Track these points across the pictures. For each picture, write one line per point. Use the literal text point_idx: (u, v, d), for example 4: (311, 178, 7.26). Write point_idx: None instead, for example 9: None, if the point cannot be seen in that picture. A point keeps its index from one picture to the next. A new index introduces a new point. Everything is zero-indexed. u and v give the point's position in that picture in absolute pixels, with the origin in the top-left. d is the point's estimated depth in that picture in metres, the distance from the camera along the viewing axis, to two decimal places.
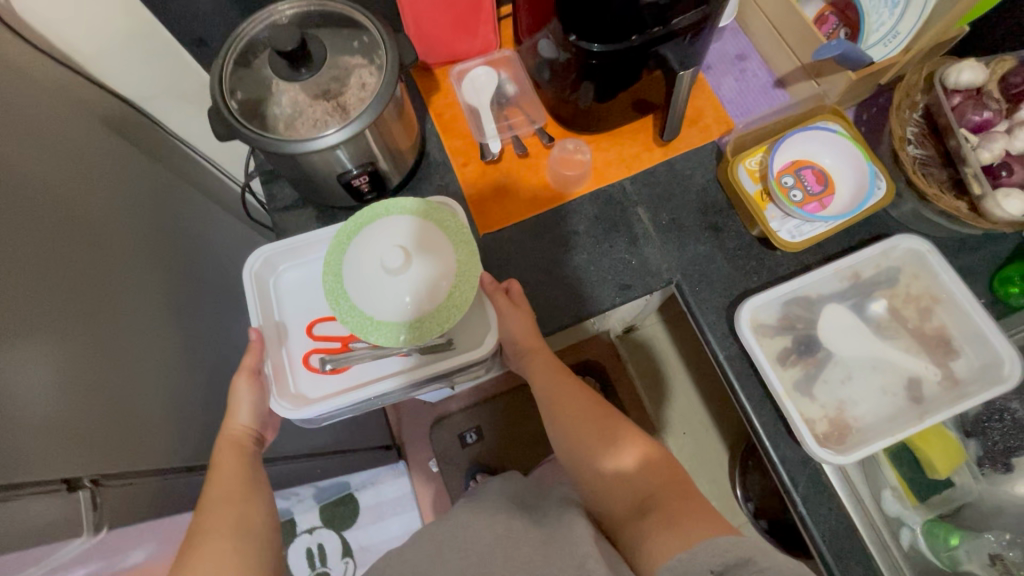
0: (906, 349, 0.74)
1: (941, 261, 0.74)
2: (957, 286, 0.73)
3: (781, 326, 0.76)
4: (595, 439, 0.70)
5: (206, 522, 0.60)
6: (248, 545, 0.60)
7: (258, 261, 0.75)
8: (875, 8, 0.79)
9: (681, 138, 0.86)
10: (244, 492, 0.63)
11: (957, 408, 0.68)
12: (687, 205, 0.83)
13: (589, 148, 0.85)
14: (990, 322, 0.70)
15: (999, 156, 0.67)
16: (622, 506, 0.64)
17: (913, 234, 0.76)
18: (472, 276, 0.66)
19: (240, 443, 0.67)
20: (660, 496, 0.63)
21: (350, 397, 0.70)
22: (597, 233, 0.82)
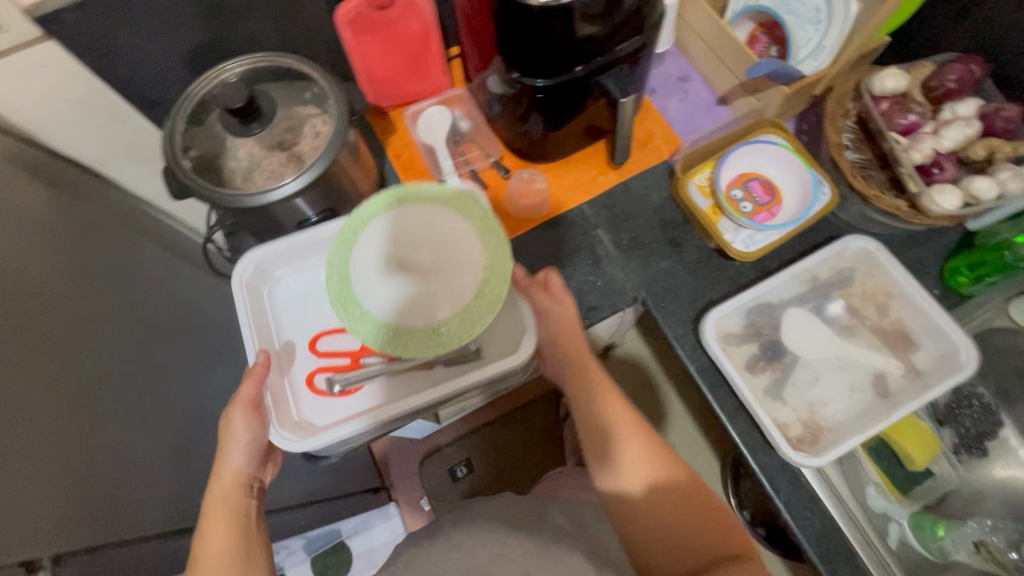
0: (869, 346, 0.76)
1: (890, 258, 0.76)
2: (908, 281, 0.75)
3: (746, 334, 0.78)
4: (627, 471, 0.69)
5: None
6: None
7: (250, 269, 0.73)
8: (801, 25, 0.83)
9: (633, 159, 0.88)
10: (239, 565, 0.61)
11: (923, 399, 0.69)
12: (646, 223, 0.85)
13: (547, 176, 0.87)
14: (943, 313, 0.73)
15: (930, 155, 0.70)
16: (659, 547, 0.66)
17: (861, 235, 0.78)
18: (503, 272, 0.58)
19: (227, 509, 0.65)
20: (688, 537, 0.66)
21: (368, 424, 0.68)
22: (560, 258, 0.83)
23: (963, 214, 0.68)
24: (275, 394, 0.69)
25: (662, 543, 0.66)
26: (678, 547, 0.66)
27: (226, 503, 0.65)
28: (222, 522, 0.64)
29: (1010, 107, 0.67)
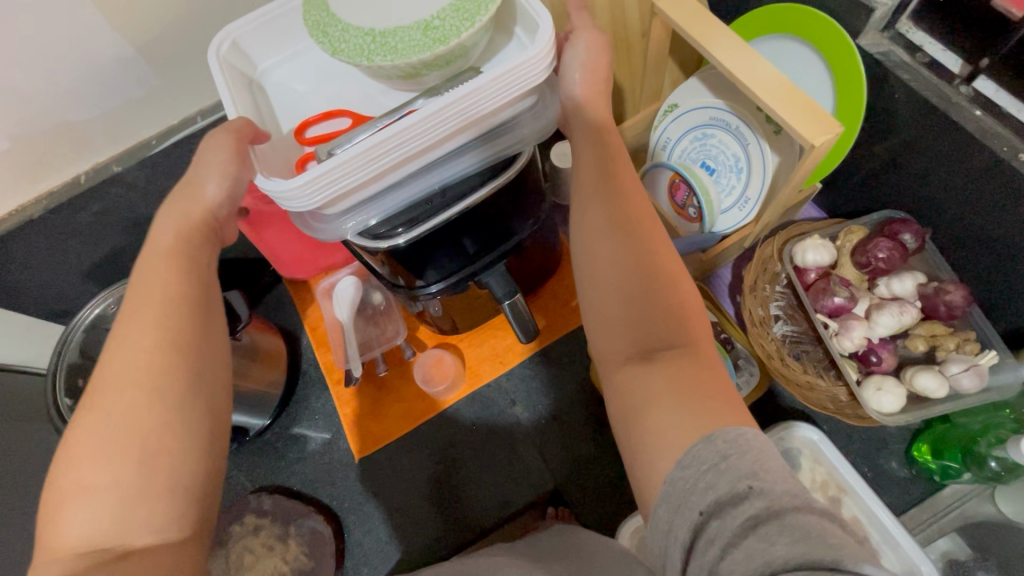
0: None
1: (834, 450, 0.66)
2: (857, 479, 0.65)
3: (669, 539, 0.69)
4: (631, 276, 0.43)
5: (109, 416, 0.39)
6: (193, 409, 0.41)
7: (226, 41, 0.51)
8: (726, 169, 0.73)
9: (553, 324, 0.83)
10: (180, 383, 0.41)
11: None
12: (567, 398, 0.81)
13: (456, 355, 0.83)
14: (898, 524, 0.62)
15: (862, 344, 0.61)
16: (641, 380, 0.40)
17: (805, 420, 0.68)
18: (478, 10, 0.46)
19: (179, 247, 0.46)
20: (685, 371, 0.39)
21: (352, 153, 0.44)
22: (477, 442, 0.81)
23: (907, 417, 0.58)
24: (261, 152, 0.50)
25: (620, 283, 0.43)
26: (637, 283, 0.43)
27: (154, 317, 0.42)
28: (167, 252, 0.46)
29: (953, 291, 0.58)
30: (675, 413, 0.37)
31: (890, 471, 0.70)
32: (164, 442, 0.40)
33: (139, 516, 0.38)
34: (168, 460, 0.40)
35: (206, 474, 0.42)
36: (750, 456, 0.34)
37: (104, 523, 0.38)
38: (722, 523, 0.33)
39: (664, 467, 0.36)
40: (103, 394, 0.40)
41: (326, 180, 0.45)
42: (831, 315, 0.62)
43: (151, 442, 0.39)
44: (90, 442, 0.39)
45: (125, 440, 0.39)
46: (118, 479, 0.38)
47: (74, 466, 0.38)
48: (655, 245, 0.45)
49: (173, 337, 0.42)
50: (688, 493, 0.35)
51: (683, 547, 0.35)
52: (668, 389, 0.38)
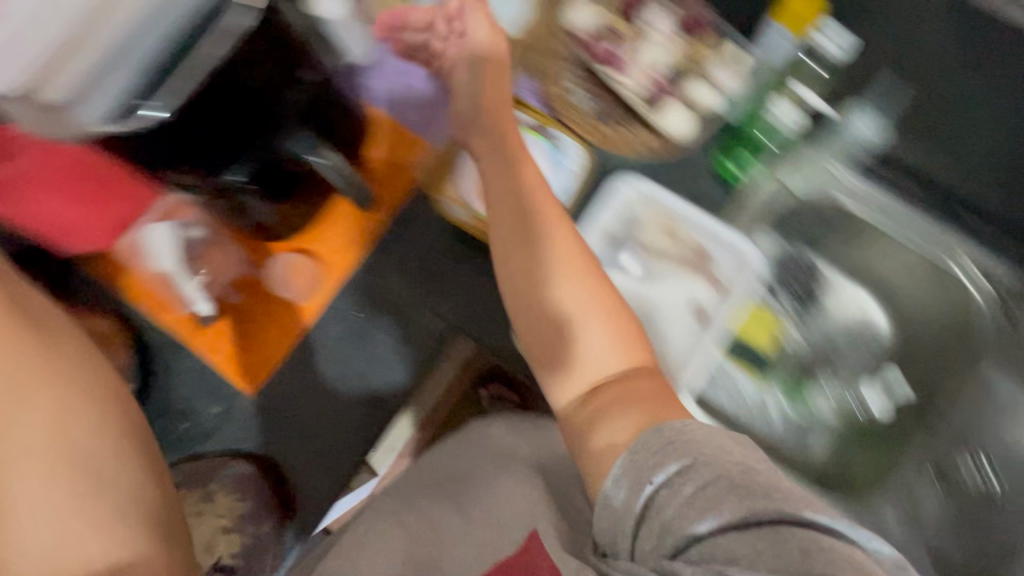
0: (673, 276, 0.73)
1: (661, 190, 0.72)
2: (685, 206, 0.72)
3: None
4: (585, 319, 0.60)
5: (42, 479, 0.54)
6: (110, 428, 0.59)
7: None
8: None
9: (392, 189, 0.78)
10: (70, 429, 0.57)
11: (722, 313, 0.71)
12: (432, 250, 0.74)
13: (305, 255, 0.77)
14: (723, 226, 0.72)
15: (645, 78, 0.72)
16: (589, 339, 0.60)
17: (631, 174, 0.73)
18: None
19: (7, 337, 0.58)
20: (604, 324, 0.61)
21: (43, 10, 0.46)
22: (363, 328, 0.77)
23: (693, 124, 0.72)
24: None
25: (556, 320, 0.61)
26: (586, 313, 0.61)
27: (25, 394, 0.56)
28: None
29: (692, 7, 0.73)
30: (608, 350, 0.60)
31: (718, 191, 0.77)
32: (100, 473, 0.56)
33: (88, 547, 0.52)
34: (95, 488, 0.55)
35: (141, 484, 0.58)
36: (716, 487, 0.48)
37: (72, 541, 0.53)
38: (647, 458, 0.51)
39: (595, 372, 0.59)
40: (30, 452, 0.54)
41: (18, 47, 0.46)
42: (615, 63, 0.72)
43: (64, 474, 0.55)
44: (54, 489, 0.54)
45: (83, 474, 0.55)
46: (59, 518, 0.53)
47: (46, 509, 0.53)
48: (552, 246, 0.63)
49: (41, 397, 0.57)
50: (624, 398, 0.57)
51: (633, 519, 0.50)
52: (605, 354, 0.60)
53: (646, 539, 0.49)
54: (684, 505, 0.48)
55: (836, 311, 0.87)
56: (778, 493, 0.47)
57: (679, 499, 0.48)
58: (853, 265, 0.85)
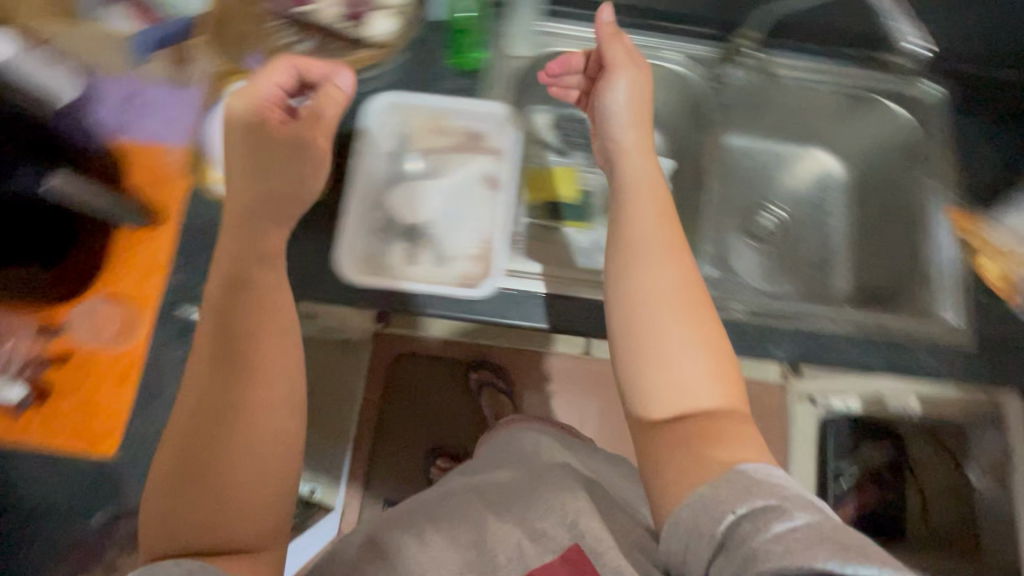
0: (458, 162, 0.81)
1: (409, 95, 0.79)
2: (435, 99, 0.80)
3: (382, 242, 0.76)
4: (692, 366, 0.54)
5: (252, 418, 0.50)
6: (264, 451, 0.50)
7: None
8: None
9: (165, 202, 0.76)
10: (247, 424, 0.49)
11: (506, 167, 0.79)
12: None
13: (110, 299, 0.74)
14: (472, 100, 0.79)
15: (342, 1, 0.72)
16: (666, 347, 0.55)
17: (378, 92, 0.78)
18: None
19: (237, 237, 0.55)
20: (711, 363, 0.55)
21: None
22: (196, 341, 0.72)
23: (396, 30, 0.73)
24: None
25: (665, 359, 0.55)
26: (685, 344, 0.55)
27: (267, 364, 0.52)
28: (265, 324, 0.53)
29: None
30: (697, 353, 0.55)
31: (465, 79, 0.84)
32: (264, 468, 0.49)
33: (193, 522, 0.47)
34: (248, 487, 0.48)
35: (259, 520, 0.49)
36: (810, 530, 0.43)
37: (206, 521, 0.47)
38: (747, 522, 0.45)
39: (644, 371, 0.55)
40: (249, 375, 0.51)
41: None
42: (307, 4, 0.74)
43: (219, 477, 0.48)
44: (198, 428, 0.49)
45: (274, 453, 0.50)
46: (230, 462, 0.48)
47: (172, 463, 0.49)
48: (680, 297, 0.57)
49: (263, 374, 0.51)
50: (688, 382, 0.54)
51: (710, 545, 0.46)
52: (697, 387, 0.54)
53: (719, 567, 0.45)
54: (749, 519, 0.45)
55: (614, 148, 1.04)
56: (863, 545, 0.41)
57: (778, 524, 0.44)
58: None
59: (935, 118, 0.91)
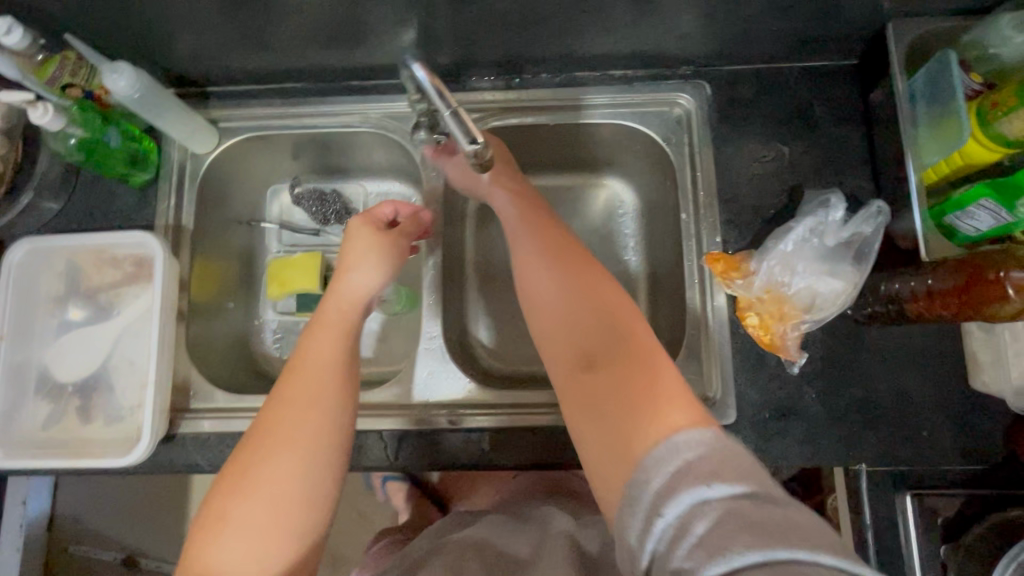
0: (121, 298, 0.73)
1: (47, 240, 0.71)
2: (74, 239, 0.72)
3: (45, 411, 0.69)
4: (603, 314, 0.56)
5: (315, 447, 0.53)
6: (318, 480, 0.52)
7: None
8: None
9: None
10: (302, 451, 0.52)
11: (159, 298, 0.70)
12: None
13: None
14: (108, 232, 0.71)
15: None
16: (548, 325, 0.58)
17: (17, 243, 0.71)
18: None
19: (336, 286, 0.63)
20: (550, 239, 0.63)
21: (12, 308, 0.70)
22: None
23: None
24: None
25: (572, 292, 0.58)
26: (585, 296, 0.57)
27: (312, 382, 0.56)
28: (330, 346, 0.58)
29: None
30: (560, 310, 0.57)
31: (136, 195, 0.76)
32: (304, 500, 0.51)
33: (242, 552, 0.49)
34: (293, 517, 0.51)
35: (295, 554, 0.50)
36: (762, 506, 0.40)
37: (242, 564, 0.49)
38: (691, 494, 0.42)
39: (550, 324, 0.57)
40: (309, 410, 0.54)
41: (36, 372, 0.70)
42: None
43: (281, 502, 0.51)
44: (243, 472, 0.52)
45: (314, 497, 0.52)
46: (270, 504, 0.50)
47: (217, 508, 0.51)
48: (581, 259, 0.60)
49: (343, 339, 0.59)
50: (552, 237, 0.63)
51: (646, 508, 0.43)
52: (598, 346, 0.54)
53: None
54: (664, 546, 0.41)
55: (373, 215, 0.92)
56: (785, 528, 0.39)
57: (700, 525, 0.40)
58: (358, 173, 0.92)
59: (686, 137, 0.77)
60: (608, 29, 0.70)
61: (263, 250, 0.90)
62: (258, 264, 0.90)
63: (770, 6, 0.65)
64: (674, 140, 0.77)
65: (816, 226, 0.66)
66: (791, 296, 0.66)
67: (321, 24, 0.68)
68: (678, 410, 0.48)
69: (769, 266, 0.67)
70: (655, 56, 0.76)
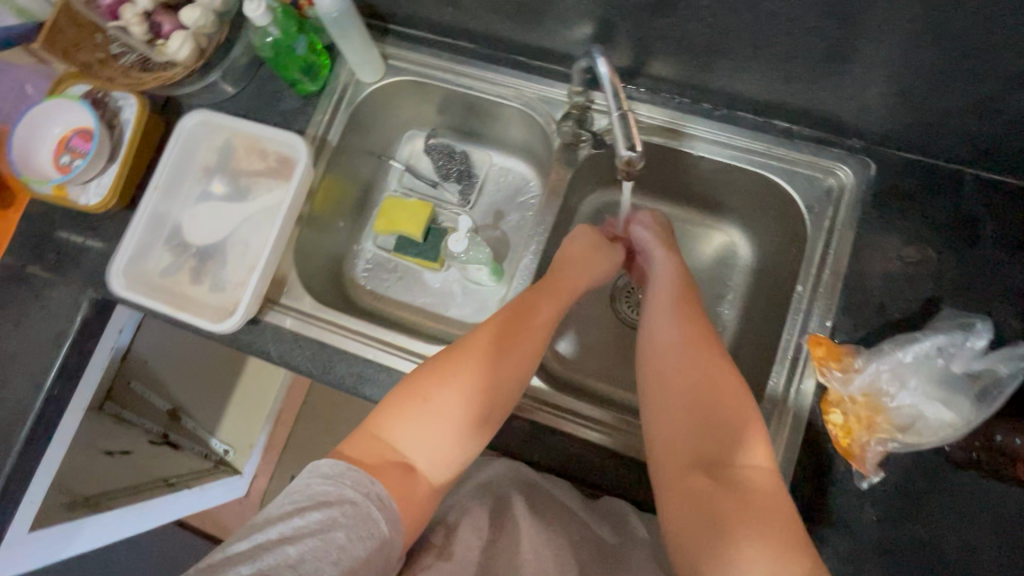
0: (259, 188, 0.80)
1: (216, 115, 0.79)
2: (241, 123, 0.79)
3: (165, 261, 0.78)
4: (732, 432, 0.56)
5: (493, 399, 0.61)
6: (475, 429, 0.60)
7: None
8: None
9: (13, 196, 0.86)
10: (484, 393, 0.61)
11: (289, 196, 0.76)
12: (61, 230, 0.84)
13: None
14: (268, 127, 0.78)
15: (145, 17, 0.71)
16: (674, 399, 0.61)
17: (192, 111, 0.80)
18: None
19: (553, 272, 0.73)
20: (698, 331, 0.65)
21: (172, 164, 0.78)
22: (10, 317, 0.82)
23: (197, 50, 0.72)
24: None
25: (704, 399, 0.59)
26: (715, 411, 0.58)
27: (518, 341, 0.65)
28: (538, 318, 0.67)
29: None
30: (689, 394, 0.60)
31: (296, 100, 0.82)
32: (470, 434, 0.59)
33: (420, 440, 0.58)
34: (457, 443, 0.59)
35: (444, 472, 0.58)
36: None
37: (415, 454, 0.57)
38: None
39: (670, 421, 0.60)
40: (506, 361, 0.63)
41: (169, 226, 0.79)
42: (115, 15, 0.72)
43: (458, 423, 0.59)
44: (438, 380, 0.60)
45: (473, 437, 0.60)
46: (446, 420, 0.58)
47: (405, 399, 0.60)
48: (721, 367, 0.61)
49: (545, 319, 0.68)
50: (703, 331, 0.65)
51: None
52: (727, 443, 0.56)
53: None
54: None
55: (491, 187, 0.96)
56: None
57: None
58: (490, 143, 0.95)
59: (829, 211, 0.72)
60: (788, 78, 0.67)
61: (382, 186, 0.96)
62: (374, 196, 0.96)
63: (980, 104, 0.59)
64: (816, 210, 0.73)
65: (947, 347, 0.61)
66: (891, 409, 0.62)
67: None
68: (792, 553, 0.48)
69: (880, 371, 0.62)
70: (827, 120, 0.72)
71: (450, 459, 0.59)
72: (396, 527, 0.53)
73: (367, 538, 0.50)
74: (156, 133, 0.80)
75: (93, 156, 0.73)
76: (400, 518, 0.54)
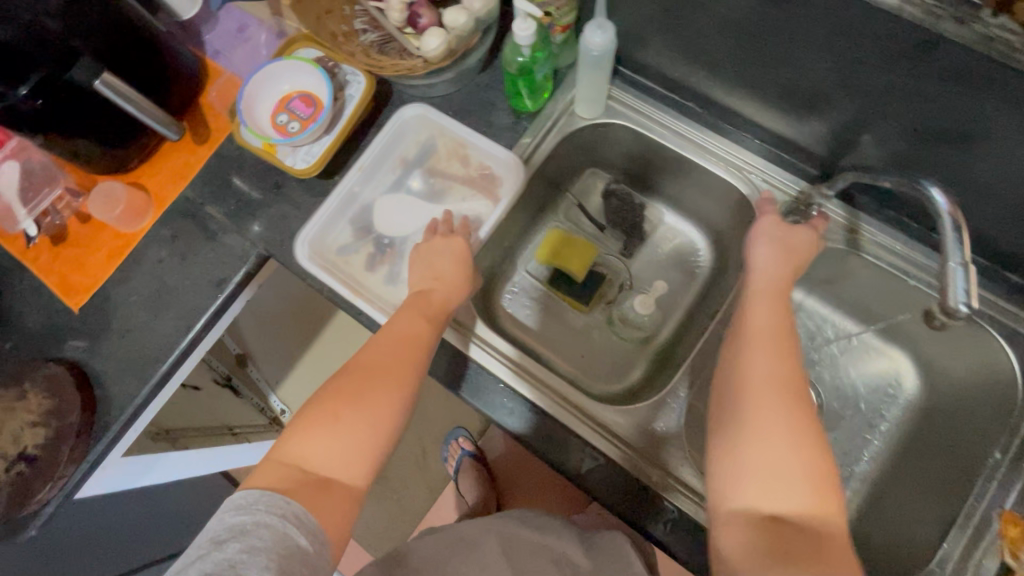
0: (456, 194, 0.81)
1: (438, 113, 0.78)
2: (459, 128, 0.78)
3: (344, 239, 0.77)
4: (752, 470, 0.52)
5: (383, 405, 0.59)
6: (371, 431, 0.58)
7: None
8: None
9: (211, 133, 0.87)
10: (371, 399, 0.59)
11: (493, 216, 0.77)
12: (246, 180, 0.84)
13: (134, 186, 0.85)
14: (482, 137, 0.77)
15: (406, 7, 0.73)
16: (741, 415, 0.55)
17: (413, 102, 0.79)
18: None
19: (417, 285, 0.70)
20: (767, 351, 0.58)
21: (376, 153, 0.78)
22: (178, 252, 0.82)
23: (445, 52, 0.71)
24: None
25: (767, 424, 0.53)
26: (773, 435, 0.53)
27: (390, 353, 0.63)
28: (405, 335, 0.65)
29: None
30: (754, 412, 0.54)
31: (509, 117, 0.81)
32: (367, 437, 0.58)
33: (319, 450, 0.56)
34: (364, 443, 0.58)
35: (355, 467, 0.57)
36: None
37: (324, 461, 0.56)
38: None
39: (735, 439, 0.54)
40: (376, 376, 0.61)
41: (350, 204, 0.78)
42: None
43: (352, 428, 0.58)
44: (339, 395, 0.59)
45: (371, 437, 0.58)
46: (347, 430, 0.57)
47: (321, 403, 0.59)
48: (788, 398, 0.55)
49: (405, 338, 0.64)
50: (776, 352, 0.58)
51: None
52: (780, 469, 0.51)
53: None
54: None
55: (654, 244, 0.93)
56: None
57: None
58: (669, 202, 0.92)
59: None
60: None
61: (549, 214, 0.94)
62: (538, 223, 0.94)
63: None
64: None
65: None
66: None
67: (784, 81, 0.66)
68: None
69: None
70: None
71: (358, 458, 0.57)
72: (317, 537, 0.50)
73: (293, 558, 0.47)
74: (370, 114, 0.80)
75: (318, 127, 0.73)
76: (321, 532, 0.51)
